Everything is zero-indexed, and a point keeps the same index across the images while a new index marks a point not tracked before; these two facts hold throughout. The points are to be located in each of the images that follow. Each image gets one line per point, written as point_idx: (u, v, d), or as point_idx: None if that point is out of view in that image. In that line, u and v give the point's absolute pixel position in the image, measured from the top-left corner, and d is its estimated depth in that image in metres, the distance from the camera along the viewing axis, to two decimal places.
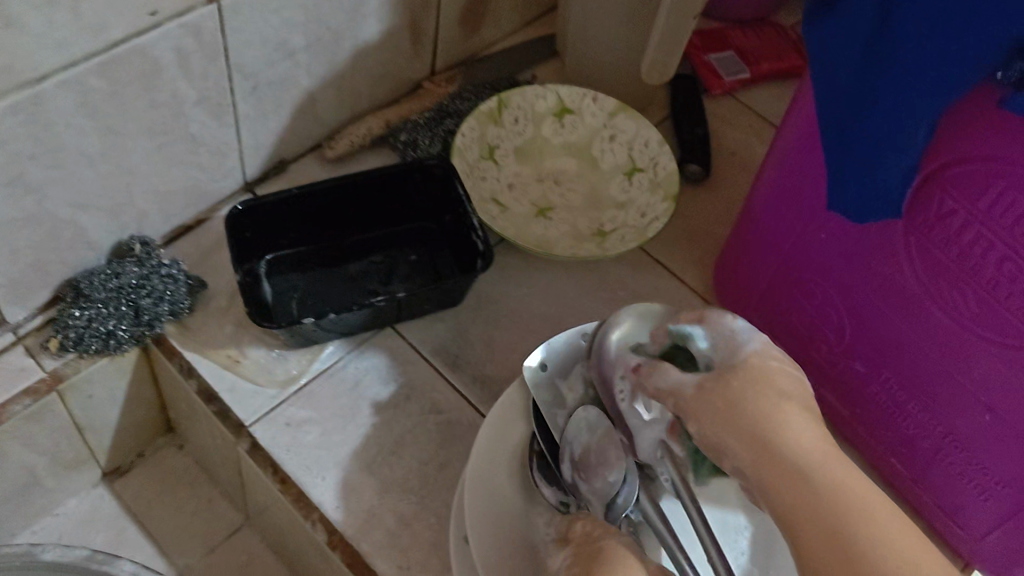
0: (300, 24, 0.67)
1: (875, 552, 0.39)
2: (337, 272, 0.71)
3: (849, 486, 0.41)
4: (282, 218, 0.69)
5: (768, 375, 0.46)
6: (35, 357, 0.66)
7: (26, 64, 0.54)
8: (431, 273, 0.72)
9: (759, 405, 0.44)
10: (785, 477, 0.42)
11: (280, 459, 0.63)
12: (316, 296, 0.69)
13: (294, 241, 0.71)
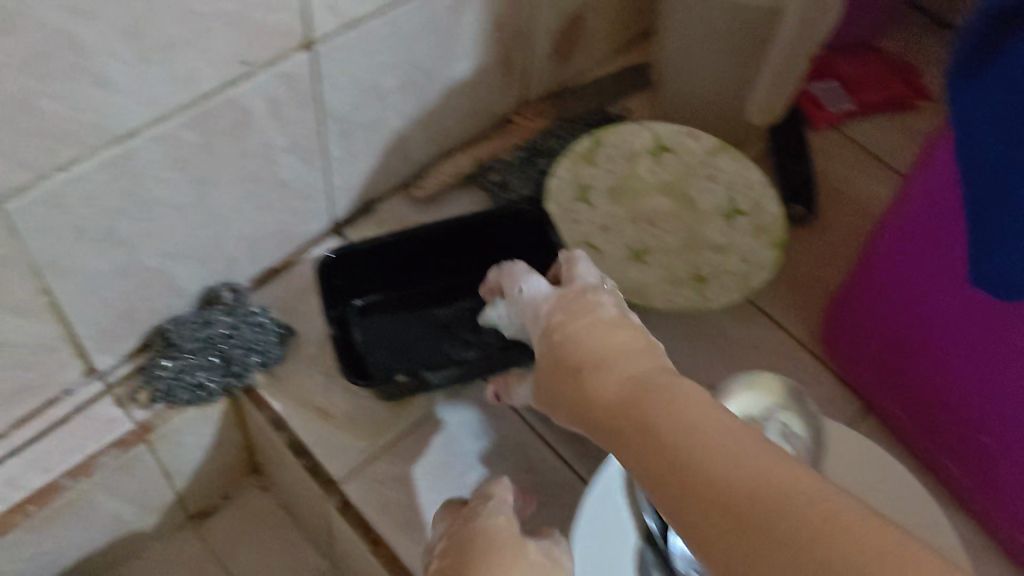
0: (391, 65, 0.65)
1: (689, 449, 0.35)
2: (426, 318, 0.69)
3: (668, 396, 0.38)
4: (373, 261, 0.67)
5: (584, 337, 0.45)
6: (123, 407, 0.65)
7: (116, 121, 0.51)
8: None
9: (582, 354, 0.44)
10: (607, 416, 0.39)
11: (372, 519, 0.60)
12: (405, 344, 0.67)
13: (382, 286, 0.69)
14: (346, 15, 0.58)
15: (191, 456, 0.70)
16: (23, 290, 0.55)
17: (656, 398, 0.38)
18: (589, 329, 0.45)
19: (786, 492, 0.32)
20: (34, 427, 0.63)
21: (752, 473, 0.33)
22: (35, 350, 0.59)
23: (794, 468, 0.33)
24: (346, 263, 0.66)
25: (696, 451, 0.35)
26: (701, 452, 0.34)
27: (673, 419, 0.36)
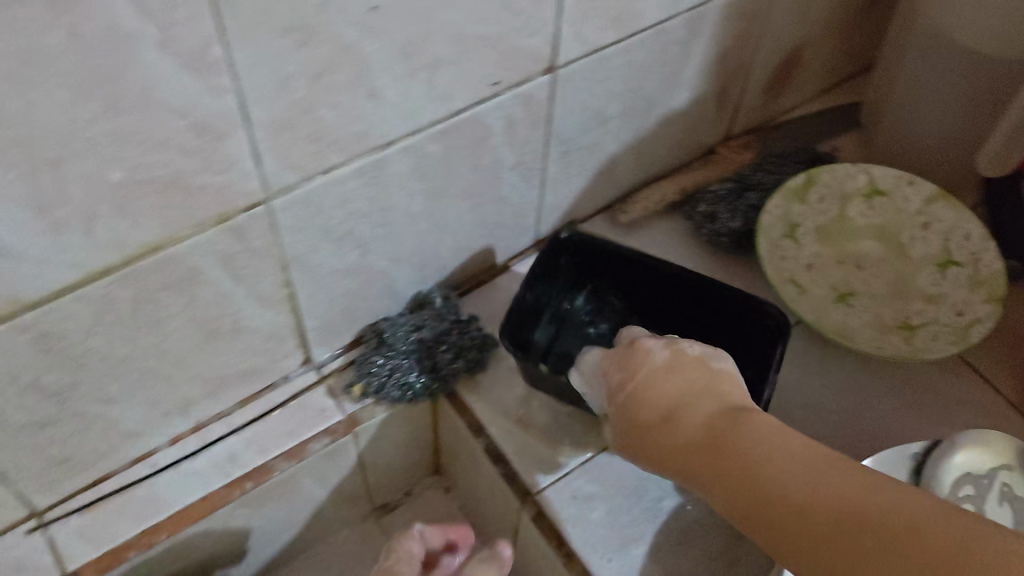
0: (620, 92, 0.66)
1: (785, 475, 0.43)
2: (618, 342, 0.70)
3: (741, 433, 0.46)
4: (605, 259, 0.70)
5: (649, 387, 0.52)
6: (335, 399, 0.68)
7: (378, 132, 0.54)
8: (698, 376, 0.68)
9: (651, 395, 0.52)
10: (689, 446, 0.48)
11: (566, 533, 0.62)
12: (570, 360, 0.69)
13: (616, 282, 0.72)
14: (591, 41, 0.59)
15: (385, 451, 0.73)
16: (269, 281, 0.59)
17: (746, 462, 0.45)
18: (651, 378, 0.52)
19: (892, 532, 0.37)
20: (254, 409, 0.67)
21: (846, 516, 0.39)
22: (268, 338, 0.63)
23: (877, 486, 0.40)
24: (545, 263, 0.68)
25: (810, 511, 0.41)
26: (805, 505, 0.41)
27: (763, 478, 0.44)
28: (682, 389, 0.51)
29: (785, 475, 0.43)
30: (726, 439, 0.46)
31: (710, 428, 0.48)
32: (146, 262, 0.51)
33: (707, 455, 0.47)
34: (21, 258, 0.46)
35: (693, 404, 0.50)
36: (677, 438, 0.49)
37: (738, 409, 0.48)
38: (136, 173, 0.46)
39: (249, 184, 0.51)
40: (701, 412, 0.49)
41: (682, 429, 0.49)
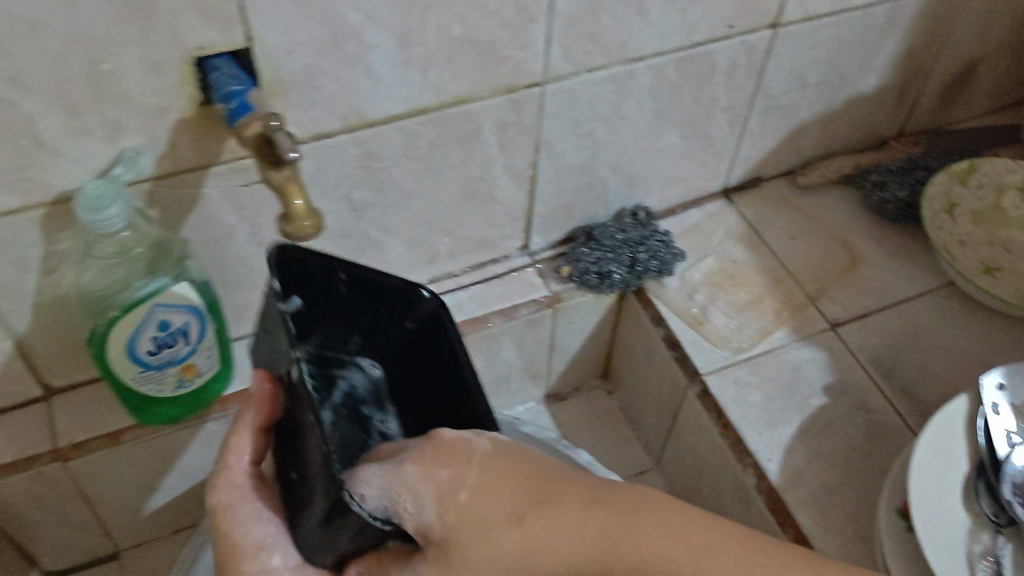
0: (820, 62, 0.79)
1: None
2: (315, 292, 0.57)
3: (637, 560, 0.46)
4: (394, 316, 0.62)
5: (460, 521, 0.46)
6: (544, 278, 0.81)
7: (634, 47, 0.69)
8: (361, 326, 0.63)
9: (471, 540, 0.46)
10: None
11: (726, 407, 0.73)
12: (303, 309, 0.57)
13: (387, 312, 0.61)
14: (809, 7, 0.74)
15: (573, 338, 0.84)
16: (522, 157, 0.73)
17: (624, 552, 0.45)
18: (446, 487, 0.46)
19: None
20: (479, 274, 0.81)
21: None
22: (504, 213, 0.78)
23: None
24: (369, 280, 0.58)
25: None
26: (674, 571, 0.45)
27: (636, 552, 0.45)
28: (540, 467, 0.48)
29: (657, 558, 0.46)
30: (612, 528, 0.46)
31: (593, 521, 0.46)
32: (453, 110, 0.67)
33: (576, 548, 0.46)
34: (378, 81, 0.62)
35: (560, 492, 0.46)
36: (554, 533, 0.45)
37: (608, 502, 0.47)
38: (468, 32, 0.62)
39: (535, 65, 0.67)
40: (562, 516, 0.46)
41: (559, 525, 0.45)
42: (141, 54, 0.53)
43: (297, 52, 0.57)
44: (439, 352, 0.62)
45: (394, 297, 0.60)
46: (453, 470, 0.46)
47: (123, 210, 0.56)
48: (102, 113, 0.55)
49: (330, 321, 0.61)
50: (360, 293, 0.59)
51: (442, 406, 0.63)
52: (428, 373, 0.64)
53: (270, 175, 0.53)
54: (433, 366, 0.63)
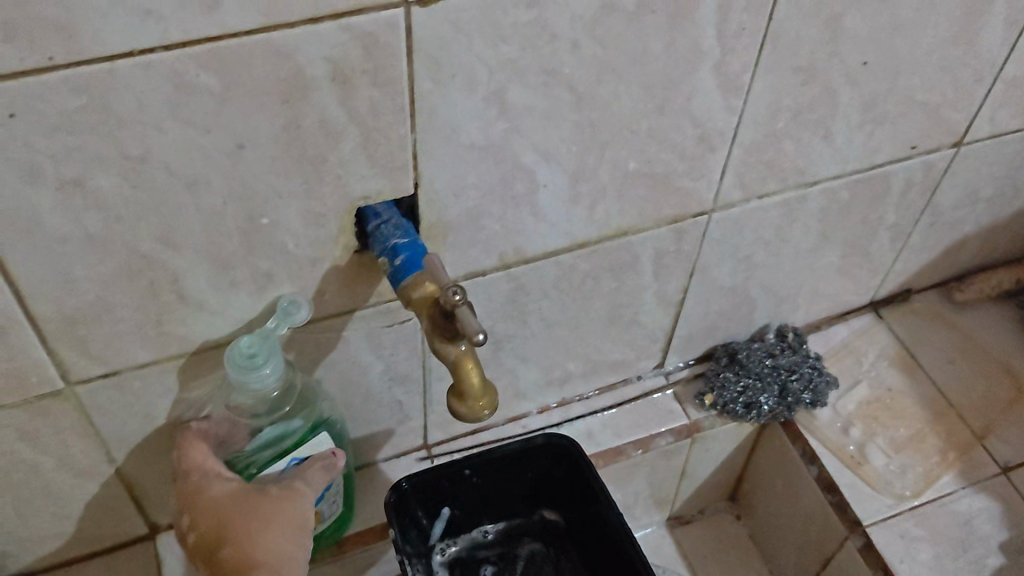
0: (996, 177, 0.72)
1: None
2: (492, 501, 0.66)
3: None
4: (540, 471, 0.65)
5: None
6: (681, 404, 0.75)
7: (812, 171, 0.62)
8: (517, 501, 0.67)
9: None
10: None
11: (894, 566, 0.65)
12: (471, 513, 0.66)
13: (533, 475, 0.65)
14: (997, 124, 0.66)
15: (705, 465, 0.78)
16: (674, 283, 0.67)
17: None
18: None
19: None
20: (611, 395, 0.75)
21: None
22: (645, 336, 0.71)
23: None
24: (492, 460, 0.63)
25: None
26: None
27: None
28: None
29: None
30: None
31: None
32: (614, 242, 0.60)
33: None
34: (542, 219, 0.56)
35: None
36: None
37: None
38: (645, 166, 0.55)
39: (707, 194, 0.60)
40: None
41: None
42: (302, 206, 0.47)
43: (464, 195, 0.51)
44: (585, 488, 0.64)
45: (521, 458, 0.64)
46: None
47: (278, 367, 0.51)
48: (253, 265, 0.49)
49: (486, 506, 0.66)
50: (496, 477, 0.64)
51: (608, 542, 0.62)
52: (588, 516, 0.64)
53: (442, 347, 0.46)
54: (587, 504, 0.64)
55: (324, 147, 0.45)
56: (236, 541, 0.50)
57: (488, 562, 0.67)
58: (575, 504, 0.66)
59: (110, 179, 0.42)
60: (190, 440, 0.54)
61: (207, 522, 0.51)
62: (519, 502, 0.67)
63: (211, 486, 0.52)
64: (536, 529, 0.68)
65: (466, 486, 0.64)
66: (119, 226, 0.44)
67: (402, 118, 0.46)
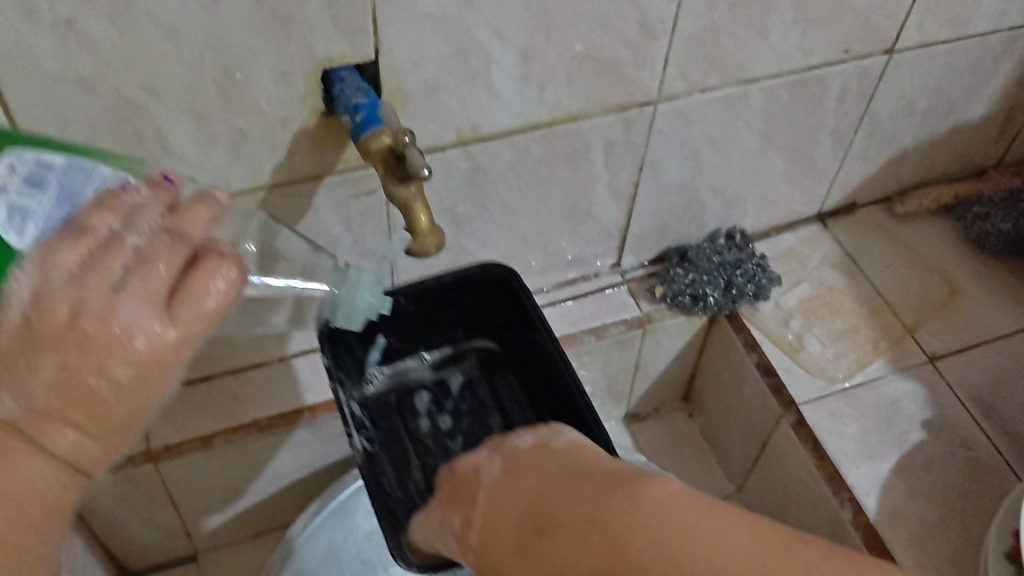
0: (931, 88, 0.77)
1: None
2: (428, 331, 0.72)
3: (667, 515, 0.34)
4: (474, 300, 0.70)
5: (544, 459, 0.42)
6: (635, 299, 0.80)
7: (751, 68, 0.67)
8: (450, 330, 0.72)
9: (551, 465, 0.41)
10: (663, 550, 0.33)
11: (822, 439, 0.71)
12: (408, 341, 0.72)
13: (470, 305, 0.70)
14: (927, 33, 0.71)
15: (658, 359, 0.83)
16: (625, 176, 0.72)
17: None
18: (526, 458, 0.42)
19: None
20: (570, 289, 0.80)
21: None
22: (600, 230, 0.77)
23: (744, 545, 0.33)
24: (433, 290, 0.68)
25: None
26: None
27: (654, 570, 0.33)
28: (561, 469, 0.40)
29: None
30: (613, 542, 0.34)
31: (588, 540, 0.34)
32: (565, 127, 0.65)
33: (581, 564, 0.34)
34: (496, 97, 0.61)
35: (562, 508, 0.36)
36: (550, 563, 0.35)
37: (613, 506, 0.35)
38: (591, 50, 0.60)
39: (651, 84, 0.65)
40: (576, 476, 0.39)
41: (561, 552, 0.35)
42: (273, 65, 0.53)
43: (422, 65, 0.57)
44: (519, 317, 0.69)
45: (456, 289, 0.69)
46: (465, 513, 0.41)
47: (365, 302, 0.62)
48: (229, 122, 0.54)
49: (422, 336, 0.72)
50: (431, 306, 0.69)
51: (538, 366, 0.68)
52: (520, 342, 0.70)
53: (395, 189, 0.52)
54: (519, 331, 0.69)
55: (292, 6, 0.50)
56: (89, 424, 0.37)
57: (424, 388, 0.73)
58: (509, 332, 0.71)
59: (99, 23, 0.47)
60: (194, 295, 0.37)
61: (111, 408, 0.37)
62: (453, 330, 0.73)
63: (137, 351, 0.36)
64: (473, 358, 0.74)
65: (402, 317, 0.69)
66: (107, 71, 0.49)
67: None
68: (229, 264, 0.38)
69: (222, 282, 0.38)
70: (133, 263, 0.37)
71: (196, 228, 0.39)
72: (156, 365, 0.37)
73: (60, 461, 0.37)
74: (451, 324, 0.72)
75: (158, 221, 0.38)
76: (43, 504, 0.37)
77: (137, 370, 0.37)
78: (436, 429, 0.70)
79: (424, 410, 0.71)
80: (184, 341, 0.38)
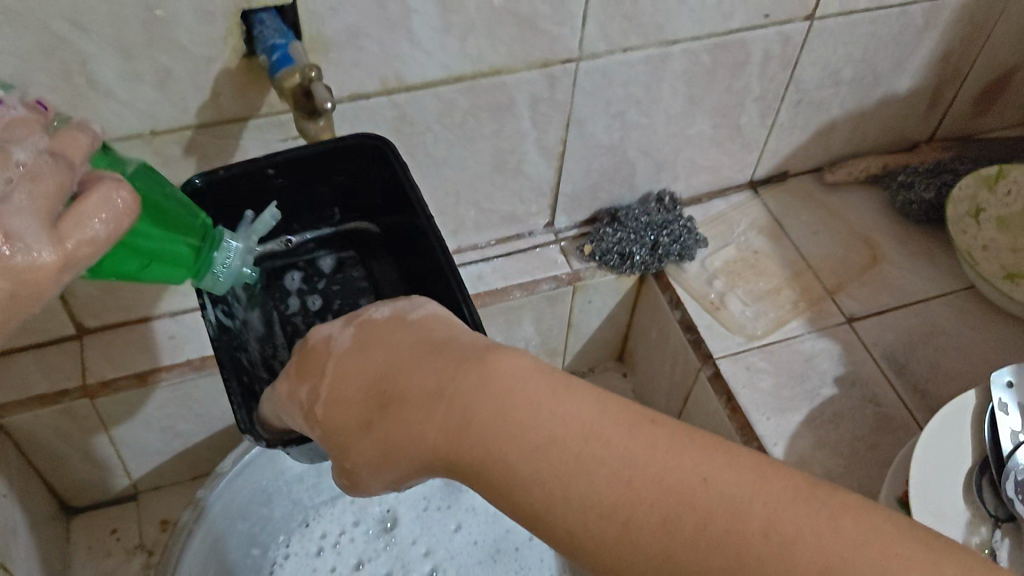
0: (855, 59, 0.80)
1: (564, 465, 0.39)
2: (295, 203, 0.65)
3: (514, 403, 0.40)
4: (336, 168, 0.62)
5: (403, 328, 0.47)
6: (566, 257, 0.83)
7: (670, 30, 0.70)
8: (317, 203, 0.66)
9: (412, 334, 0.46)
10: (506, 436, 0.40)
11: (735, 391, 0.73)
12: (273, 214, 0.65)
13: (345, 181, 0.64)
14: (847, 3, 0.74)
15: (590, 317, 0.86)
16: (553, 133, 0.75)
17: (475, 447, 0.40)
18: (388, 331, 0.47)
19: (699, 483, 0.37)
20: (504, 247, 0.83)
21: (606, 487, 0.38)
22: (532, 188, 0.79)
23: (585, 432, 0.39)
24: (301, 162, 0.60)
25: (575, 485, 0.38)
26: (578, 483, 0.38)
27: (485, 443, 0.40)
28: (413, 343, 0.45)
29: (509, 450, 0.40)
30: (454, 419, 0.41)
31: (434, 417, 0.42)
32: (488, 80, 0.68)
33: (432, 435, 0.42)
34: (417, 46, 0.64)
35: (409, 382, 0.43)
36: (401, 433, 0.43)
37: (453, 384, 0.42)
38: (508, 4, 0.63)
39: (572, 42, 0.68)
40: (432, 349, 0.44)
41: (410, 423, 0.42)
42: (194, 4, 0.55)
43: (342, 11, 0.59)
44: (398, 196, 0.63)
45: (324, 160, 0.61)
46: (313, 385, 0.47)
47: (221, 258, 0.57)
48: (153, 58, 0.57)
49: (290, 209, 0.65)
50: (302, 178, 0.62)
51: (415, 251, 0.64)
52: (399, 225, 0.66)
53: (303, 123, 0.56)
54: (399, 215, 0.65)
55: None
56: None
57: (296, 267, 0.68)
58: (387, 213, 0.66)
59: None
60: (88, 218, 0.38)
61: None
62: (324, 204, 0.66)
63: (16, 266, 0.36)
64: (349, 239, 0.70)
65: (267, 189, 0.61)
66: (31, 3, 0.52)
67: None
68: (123, 191, 0.40)
69: (113, 205, 0.39)
70: (20, 177, 0.37)
71: (78, 156, 0.41)
72: (35, 287, 0.38)
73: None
74: (321, 198, 0.66)
75: (42, 146, 0.40)
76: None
77: (13, 286, 0.37)
78: (303, 308, 0.66)
79: (293, 290, 0.67)
80: (64, 264, 0.38)
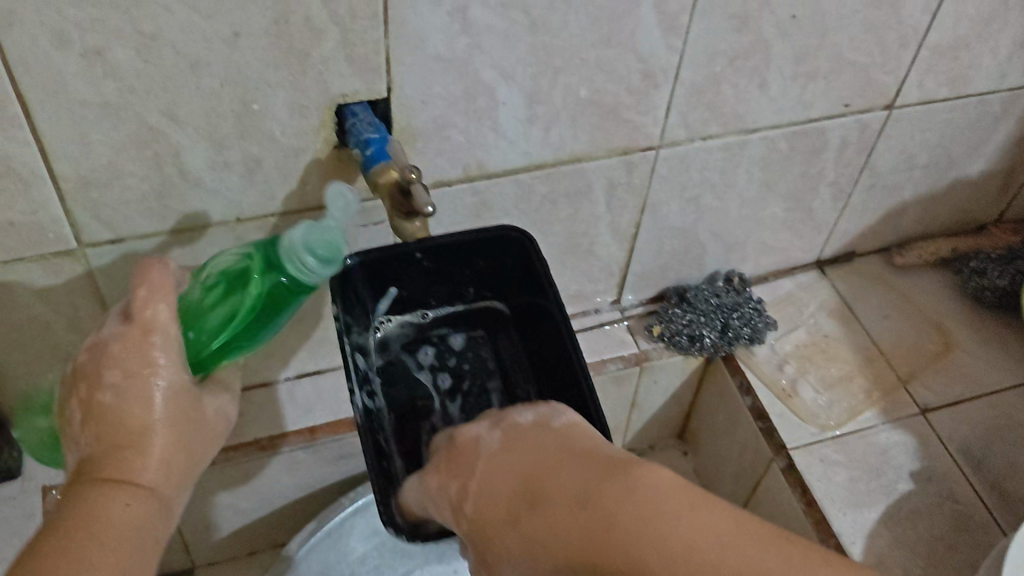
0: (930, 145, 0.79)
1: None
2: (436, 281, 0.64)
3: (659, 514, 0.40)
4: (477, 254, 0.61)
5: (538, 428, 0.47)
6: (633, 336, 0.82)
7: (750, 119, 0.70)
8: (456, 283, 0.64)
9: (549, 435, 0.46)
10: (650, 547, 0.39)
11: (811, 484, 0.72)
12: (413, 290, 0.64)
13: (485, 265, 0.63)
14: (927, 92, 0.73)
15: (654, 397, 0.85)
16: (627, 217, 0.74)
17: (616, 554, 0.40)
18: (524, 429, 0.47)
19: None
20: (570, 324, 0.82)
21: None
22: (601, 269, 0.79)
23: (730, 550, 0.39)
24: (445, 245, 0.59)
25: None
26: None
27: (628, 550, 0.39)
28: (553, 443, 0.45)
29: (651, 560, 0.39)
30: (597, 525, 0.40)
31: (576, 520, 0.41)
32: (569, 167, 0.68)
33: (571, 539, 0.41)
34: (502, 136, 0.63)
35: (552, 486, 0.43)
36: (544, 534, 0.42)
37: (597, 489, 0.41)
38: (594, 95, 0.63)
39: (653, 130, 0.67)
40: (571, 453, 0.44)
41: (551, 526, 0.42)
42: (289, 97, 0.55)
43: (432, 103, 0.59)
44: (535, 287, 0.61)
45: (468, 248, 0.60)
46: (459, 481, 0.47)
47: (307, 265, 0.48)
48: (244, 149, 0.57)
49: (430, 288, 0.64)
50: (444, 262, 0.61)
51: (546, 344, 0.61)
52: (532, 313, 0.63)
53: (401, 222, 0.55)
54: (534, 303, 0.63)
55: (310, 43, 0.53)
56: (152, 447, 0.46)
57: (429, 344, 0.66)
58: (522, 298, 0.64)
59: (126, 53, 0.49)
60: (152, 295, 0.46)
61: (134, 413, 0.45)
62: (462, 283, 0.65)
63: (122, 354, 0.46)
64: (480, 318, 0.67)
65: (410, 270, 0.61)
66: (132, 97, 0.52)
67: (376, 23, 0.53)
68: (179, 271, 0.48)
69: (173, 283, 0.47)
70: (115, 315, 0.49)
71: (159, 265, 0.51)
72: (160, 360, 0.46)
73: (151, 490, 0.46)
74: (459, 279, 0.64)
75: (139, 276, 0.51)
76: (144, 537, 0.45)
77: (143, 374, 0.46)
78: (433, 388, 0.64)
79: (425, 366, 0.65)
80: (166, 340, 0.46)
